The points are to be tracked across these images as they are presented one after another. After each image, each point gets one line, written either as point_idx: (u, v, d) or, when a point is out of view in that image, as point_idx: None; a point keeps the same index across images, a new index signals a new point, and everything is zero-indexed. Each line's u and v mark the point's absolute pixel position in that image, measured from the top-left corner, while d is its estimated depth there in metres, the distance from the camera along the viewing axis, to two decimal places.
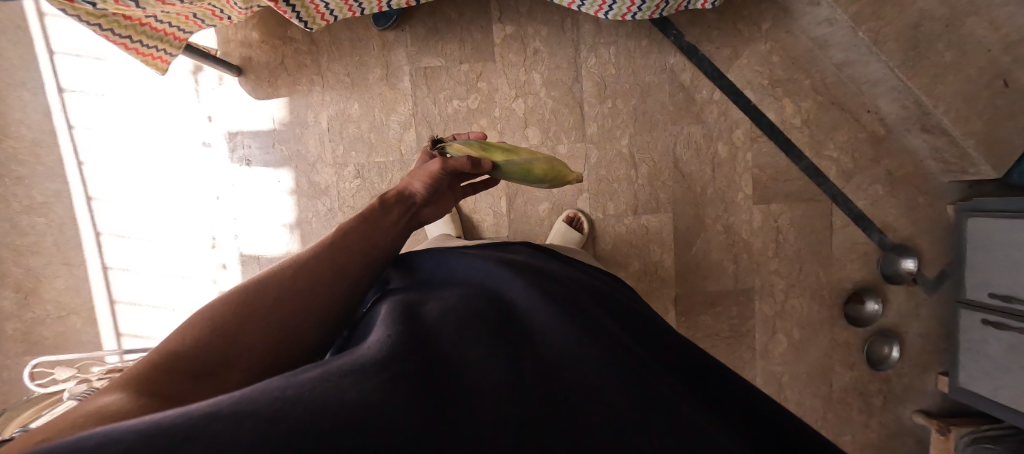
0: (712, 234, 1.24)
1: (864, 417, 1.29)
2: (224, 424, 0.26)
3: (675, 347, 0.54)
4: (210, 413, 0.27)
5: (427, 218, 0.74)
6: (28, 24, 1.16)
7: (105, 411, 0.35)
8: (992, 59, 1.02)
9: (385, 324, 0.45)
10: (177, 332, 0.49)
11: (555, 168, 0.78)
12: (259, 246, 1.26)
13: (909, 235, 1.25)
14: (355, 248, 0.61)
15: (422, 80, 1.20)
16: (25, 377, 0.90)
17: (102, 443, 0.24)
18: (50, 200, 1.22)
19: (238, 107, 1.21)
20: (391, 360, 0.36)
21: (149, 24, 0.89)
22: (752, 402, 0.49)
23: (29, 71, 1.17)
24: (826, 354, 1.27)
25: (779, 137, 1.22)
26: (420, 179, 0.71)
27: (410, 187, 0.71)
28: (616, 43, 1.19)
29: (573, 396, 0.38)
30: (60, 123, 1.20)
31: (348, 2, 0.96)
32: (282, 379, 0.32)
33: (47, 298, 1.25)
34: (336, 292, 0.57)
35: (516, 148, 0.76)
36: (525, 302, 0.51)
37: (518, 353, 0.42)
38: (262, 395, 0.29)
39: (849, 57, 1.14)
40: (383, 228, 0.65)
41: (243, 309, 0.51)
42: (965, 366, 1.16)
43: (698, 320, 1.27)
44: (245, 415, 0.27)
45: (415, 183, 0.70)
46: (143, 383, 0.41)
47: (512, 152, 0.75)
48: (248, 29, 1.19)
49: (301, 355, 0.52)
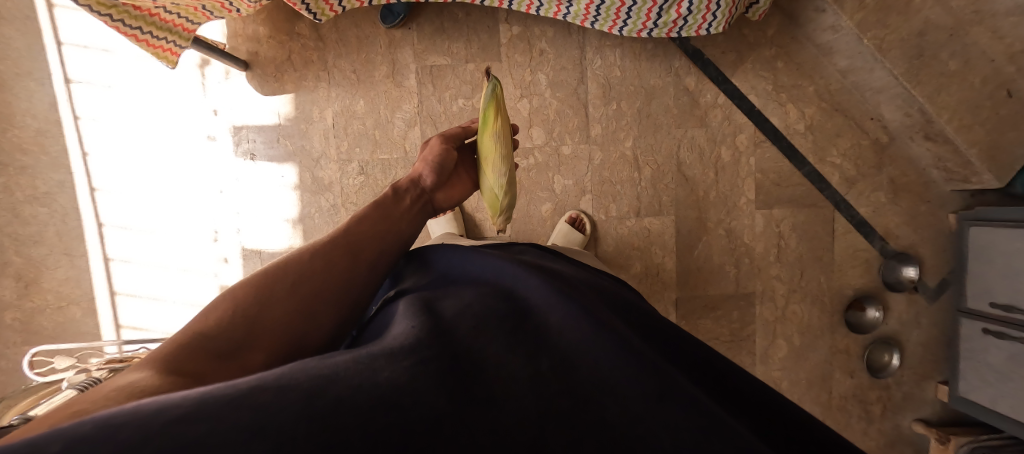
0: (713, 238, 1.25)
1: (863, 425, 1.29)
2: (271, 394, 0.29)
3: (690, 345, 0.54)
4: (257, 386, 0.31)
5: (440, 205, 0.75)
6: (37, 14, 1.16)
7: (133, 388, 0.38)
8: (995, 68, 1.03)
9: (406, 318, 0.47)
10: (201, 314, 0.51)
11: (497, 198, 0.77)
12: (261, 241, 1.25)
13: (911, 243, 1.25)
14: (371, 234, 0.63)
15: (429, 78, 1.21)
16: (25, 366, 0.89)
17: (166, 409, 0.28)
18: (54, 190, 1.22)
19: (244, 101, 1.21)
20: (416, 349, 0.39)
21: (158, 15, 0.90)
22: (770, 399, 0.48)
23: (36, 62, 1.17)
24: (826, 361, 1.27)
25: (782, 142, 1.22)
26: (424, 161, 0.75)
27: (418, 172, 0.74)
28: (622, 46, 1.19)
29: (590, 389, 0.39)
30: (67, 114, 1.20)
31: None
32: (318, 358, 0.36)
33: (47, 288, 1.25)
34: (353, 277, 0.59)
35: (495, 152, 0.74)
36: (539, 298, 0.52)
37: (534, 350, 0.43)
38: (300, 373, 0.33)
39: (854, 64, 1.15)
40: (398, 214, 0.67)
41: (263, 290, 0.53)
42: (964, 375, 1.16)
43: (698, 323, 1.27)
44: (289, 387, 0.30)
45: (421, 166, 0.74)
46: (170, 361, 0.44)
47: (500, 148, 0.74)
48: (256, 24, 1.19)
49: (320, 338, 0.54)
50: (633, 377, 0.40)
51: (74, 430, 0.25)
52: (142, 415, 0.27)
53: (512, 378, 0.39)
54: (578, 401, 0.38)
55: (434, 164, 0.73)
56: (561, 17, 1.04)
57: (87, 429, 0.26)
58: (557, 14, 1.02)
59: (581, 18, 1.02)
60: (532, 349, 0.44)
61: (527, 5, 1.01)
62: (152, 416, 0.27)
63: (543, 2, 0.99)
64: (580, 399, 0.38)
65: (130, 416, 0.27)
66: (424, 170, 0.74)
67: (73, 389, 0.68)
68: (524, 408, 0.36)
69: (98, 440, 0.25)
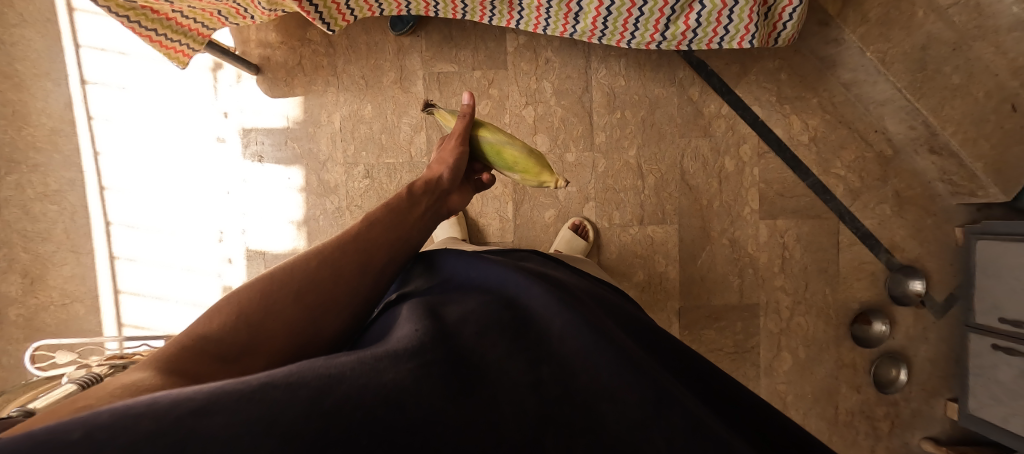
0: (718, 247, 1.24)
1: (871, 442, 1.26)
2: (281, 391, 0.29)
3: (686, 357, 0.53)
4: (267, 382, 0.30)
5: (454, 207, 0.76)
6: (58, 17, 1.20)
7: (138, 385, 0.38)
8: (999, 83, 1.03)
9: (409, 322, 0.47)
10: (204, 316, 0.51)
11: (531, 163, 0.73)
12: (266, 242, 1.26)
13: (917, 257, 1.24)
14: (381, 241, 0.62)
15: (435, 85, 1.23)
16: (24, 360, 0.88)
17: (179, 402, 0.28)
18: (64, 188, 1.24)
19: (254, 105, 1.24)
20: (418, 353, 0.39)
21: (174, 19, 0.92)
22: (765, 417, 0.47)
23: (54, 63, 1.21)
24: (832, 375, 1.25)
25: (786, 154, 1.23)
26: (444, 163, 0.74)
27: (438, 174, 0.73)
28: (626, 57, 1.21)
29: (587, 397, 0.39)
30: (81, 114, 1.23)
31: (369, 3, 1.00)
32: (323, 359, 0.35)
33: (52, 284, 1.26)
34: (359, 284, 0.58)
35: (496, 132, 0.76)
36: (541, 308, 0.51)
37: (534, 357, 0.43)
38: (307, 371, 0.33)
39: (857, 77, 1.15)
40: (412, 219, 0.67)
41: (268, 296, 0.53)
42: (974, 392, 1.13)
43: (702, 334, 1.26)
44: (298, 384, 0.30)
45: (442, 169, 0.73)
46: (173, 363, 0.44)
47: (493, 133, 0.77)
48: (269, 30, 1.22)
49: (322, 346, 0.54)
50: (633, 388, 0.40)
51: (94, 418, 0.26)
52: (156, 407, 0.27)
53: (512, 382, 0.38)
54: (576, 407, 0.38)
55: (455, 170, 0.73)
56: (568, 36, 1.06)
57: (105, 418, 0.26)
58: (564, 33, 1.04)
59: (588, 35, 1.03)
60: (533, 355, 0.43)
61: (534, 25, 1.03)
62: (165, 408, 0.27)
63: (550, 16, 1.00)
64: (576, 407, 0.38)
65: (146, 408, 0.27)
66: (444, 174, 0.73)
67: (73, 385, 0.67)
68: (523, 411, 0.35)
69: (114, 430, 0.25)
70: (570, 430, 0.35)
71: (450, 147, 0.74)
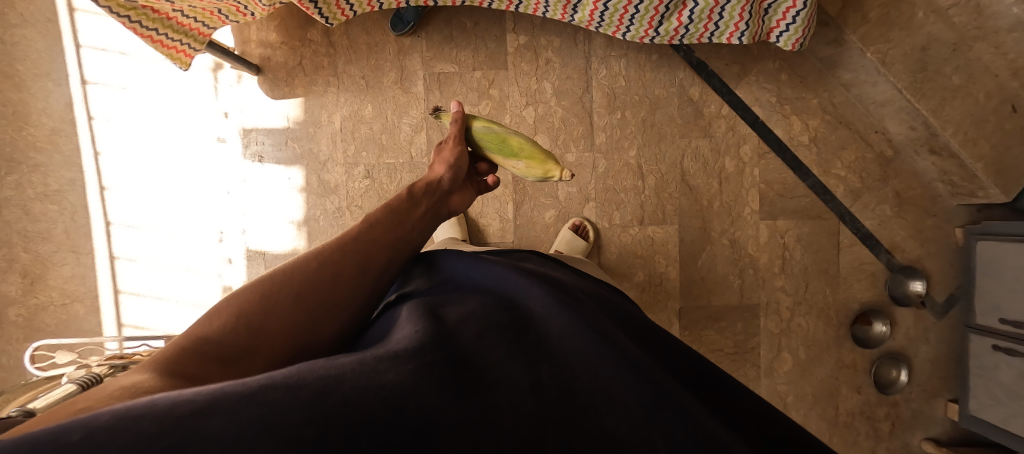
0: (718, 248, 1.24)
1: (872, 443, 1.26)
2: (282, 392, 0.29)
3: (686, 358, 0.53)
4: (267, 384, 0.30)
5: (455, 207, 0.76)
6: (59, 17, 1.20)
7: (138, 387, 0.38)
8: (999, 83, 1.03)
9: (409, 323, 0.47)
10: (204, 318, 0.51)
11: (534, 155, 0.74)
12: (266, 242, 1.26)
13: (917, 257, 1.24)
14: (381, 242, 0.62)
15: (435, 85, 1.23)
16: (25, 360, 0.88)
17: (179, 403, 0.28)
18: (64, 188, 1.24)
19: (254, 105, 1.24)
20: (418, 354, 0.39)
21: (175, 18, 0.92)
22: (765, 417, 0.47)
23: (54, 63, 1.21)
24: (832, 376, 1.25)
25: (786, 154, 1.23)
26: (444, 164, 0.74)
27: (437, 175, 0.73)
28: (626, 57, 1.21)
29: (587, 397, 0.39)
30: (82, 114, 1.23)
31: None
32: (323, 360, 0.35)
33: (52, 285, 1.26)
34: (359, 285, 0.58)
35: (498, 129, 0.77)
36: (540, 309, 0.51)
37: (534, 357, 0.43)
38: (307, 373, 0.33)
39: (858, 77, 1.15)
40: (412, 220, 0.67)
41: (268, 297, 0.53)
42: (975, 392, 1.13)
43: (702, 334, 1.25)
44: (298, 386, 0.30)
45: (441, 170, 0.73)
46: (173, 364, 0.44)
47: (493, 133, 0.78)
48: (270, 30, 1.22)
49: (323, 347, 0.54)
50: (633, 388, 0.40)
51: (94, 420, 0.26)
52: (156, 409, 0.27)
53: (512, 383, 0.38)
54: (576, 408, 0.38)
55: (454, 171, 0.73)
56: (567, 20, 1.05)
57: (105, 420, 0.26)
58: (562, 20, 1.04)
59: (586, 24, 1.03)
60: (533, 356, 0.43)
61: (534, 8, 1.03)
62: (165, 409, 0.27)
63: (549, 4, 1.00)
64: (576, 407, 0.38)
65: (146, 409, 0.27)
66: (444, 175, 0.73)
67: (74, 384, 0.67)
68: (523, 411, 0.35)
69: (114, 432, 0.25)
70: (569, 429, 0.35)
71: (449, 149, 0.75)
